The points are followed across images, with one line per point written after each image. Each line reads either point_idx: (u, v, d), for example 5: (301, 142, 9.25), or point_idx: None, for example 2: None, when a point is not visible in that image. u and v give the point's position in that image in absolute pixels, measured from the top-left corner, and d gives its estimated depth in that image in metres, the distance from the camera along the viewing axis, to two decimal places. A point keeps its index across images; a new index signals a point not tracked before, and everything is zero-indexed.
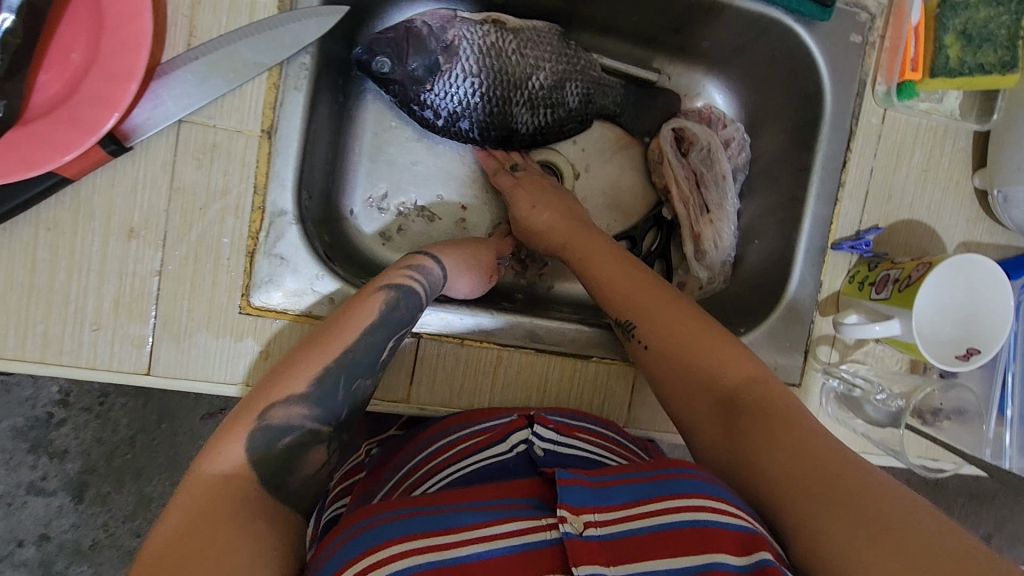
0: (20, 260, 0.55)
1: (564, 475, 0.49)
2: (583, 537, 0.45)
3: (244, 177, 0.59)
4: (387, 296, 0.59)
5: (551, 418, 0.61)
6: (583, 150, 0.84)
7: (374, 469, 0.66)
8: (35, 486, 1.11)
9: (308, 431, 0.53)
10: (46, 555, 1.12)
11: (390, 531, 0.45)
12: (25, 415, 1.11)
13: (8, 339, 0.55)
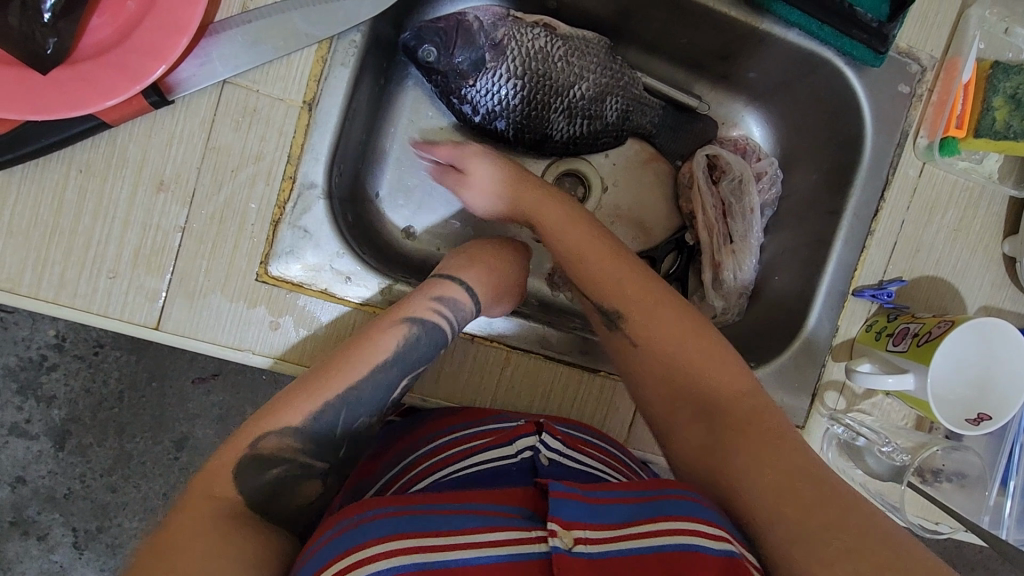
0: (49, 198, 0.55)
1: (556, 487, 0.46)
2: (571, 553, 0.43)
3: (280, 146, 0.58)
4: (409, 329, 0.60)
5: (558, 429, 0.58)
6: (615, 164, 0.84)
7: (374, 455, 0.64)
8: (18, 428, 1.11)
9: (298, 464, 0.56)
10: (20, 498, 1.12)
11: (372, 531, 0.45)
12: (18, 355, 1.11)
13: (25, 274, 0.55)
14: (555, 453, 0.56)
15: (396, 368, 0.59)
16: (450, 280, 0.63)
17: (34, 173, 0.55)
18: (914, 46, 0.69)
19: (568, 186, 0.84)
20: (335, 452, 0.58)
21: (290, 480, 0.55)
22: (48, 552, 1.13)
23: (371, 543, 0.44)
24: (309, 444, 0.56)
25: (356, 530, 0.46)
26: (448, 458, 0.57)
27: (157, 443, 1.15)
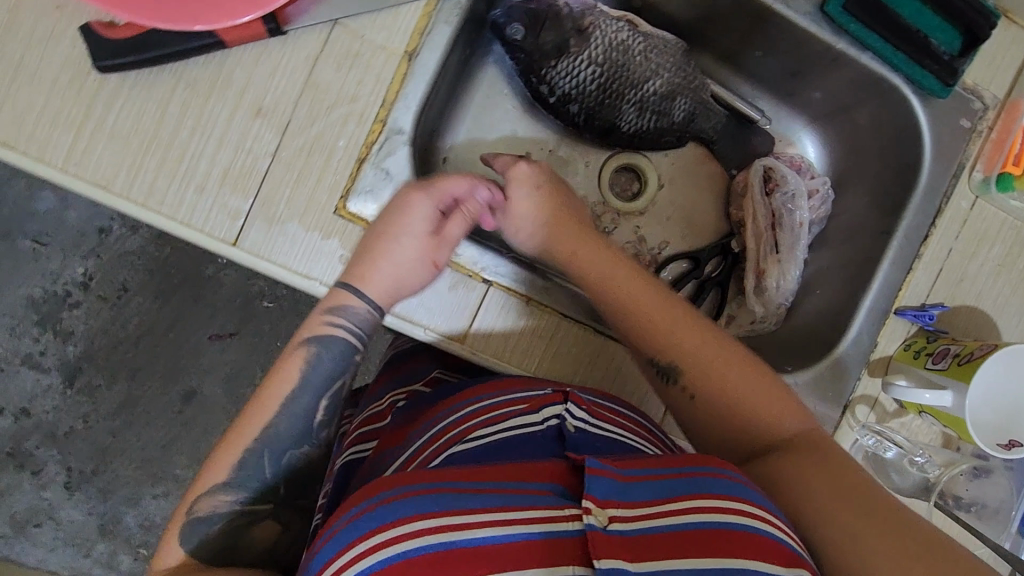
0: (153, 108, 0.58)
1: (592, 464, 0.47)
2: (606, 531, 0.44)
3: (376, 90, 0.61)
4: (309, 350, 0.61)
5: (585, 399, 0.60)
6: (673, 164, 0.87)
7: (404, 423, 0.66)
8: (32, 359, 1.25)
9: (239, 515, 0.61)
10: (21, 429, 1.26)
11: (398, 512, 0.46)
12: (45, 288, 1.24)
13: (118, 179, 0.57)
14: (580, 420, 0.57)
15: (316, 390, 0.62)
16: (338, 288, 0.60)
17: (144, 82, 0.58)
18: (980, 84, 0.72)
19: (624, 179, 0.87)
20: (274, 492, 0.62)
21: (239, 529, 0.61)
22: (39, 488, 1.27)
23: (405, 520, 0.45)
24: (243, 490, 0.61)
25: (379, 510, 0.47)
26: (477, 423, 0.58)
27: (164, 394, 1.26)
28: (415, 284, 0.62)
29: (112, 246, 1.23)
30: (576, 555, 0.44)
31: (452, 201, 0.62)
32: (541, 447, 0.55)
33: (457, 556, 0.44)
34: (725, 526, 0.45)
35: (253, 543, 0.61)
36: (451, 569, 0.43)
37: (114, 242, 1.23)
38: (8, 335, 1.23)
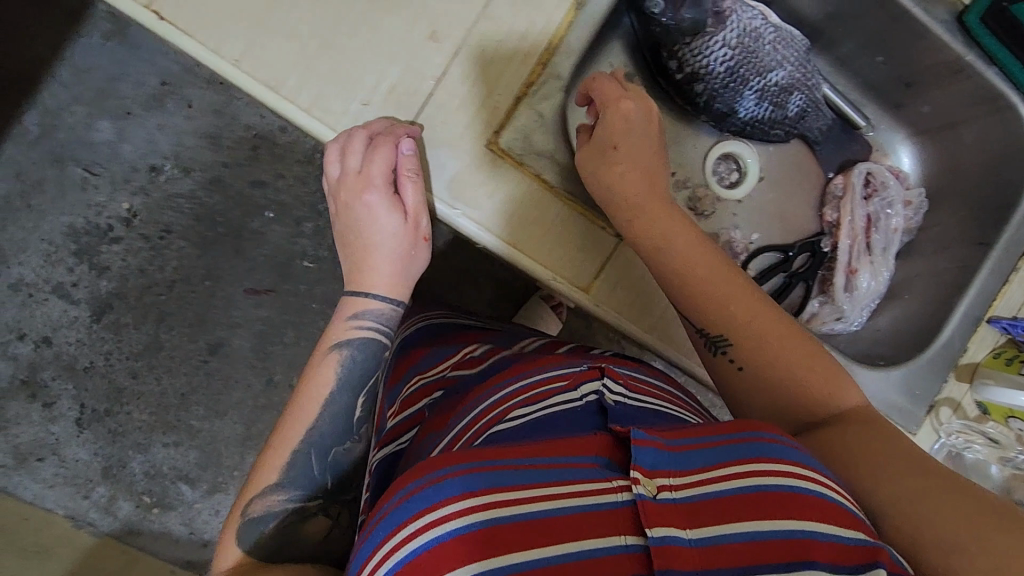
0: (333, 17, 0.59)
1: (637, 434, 0.42)
2: (657, 501, 0.40)
3: (543, 33, 0.63)
4: (340, 354, 0.63)
5: (620, 374, 0.54)
6: (774, 159, 0.89)
7: (441, 408, 0.58)
8: (62, 288, 1.16)
9: (291, 511, 0.60)
10: (39, 359, 1.16)
11: (438, 494, 0.39)
12: (87, 217, 1.17)
13: (289, 80, 0.58)
14: (620, 394, 0.51)
15: (354, 389, 0.63)
16: (351, 294, 0.64)
17: None
18: None
19: (726, 166, 0.89)
20: (323, 486, 0.62)
21: (292, 526, 0.60)
22: (48, 421, 1.16)
23: (447, 503, 0.39)
24: (294, 487, 0.61)
25: (417, 496, 0.40)
26: (513, 401, 0.51)
27: (192, 342, 1.20)
28: (417, 263, 0.64)
29: (162, 186, 1.19)
30: (630, 526, 0.39)
31: (390, 173, 0.59)
32: (582, 423, 0.48)
33: (504, 532, 0.38)
34: (784, 487, 0.41)
35: (304, 536, 0.61)
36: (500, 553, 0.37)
37: (164, 181, 1.19)
38: (44, 262, 1.16)
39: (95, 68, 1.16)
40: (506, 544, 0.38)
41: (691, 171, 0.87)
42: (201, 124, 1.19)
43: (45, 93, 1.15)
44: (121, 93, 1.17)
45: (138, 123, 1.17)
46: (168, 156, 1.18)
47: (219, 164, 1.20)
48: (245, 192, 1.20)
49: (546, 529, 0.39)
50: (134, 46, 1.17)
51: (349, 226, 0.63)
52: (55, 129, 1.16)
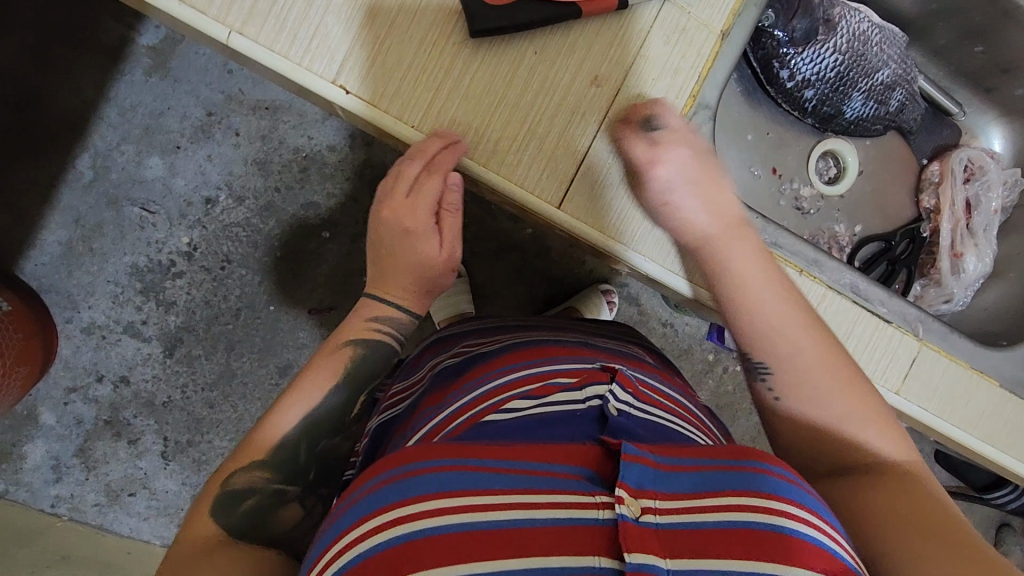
0: (504, 72, 0.60)
1: (627, 451, 0.47)
2: (638, 522, 0.43)
3: (694, 66, 0.64)
4: (354, 350, 0.66)
5: (630, 383, 0.61)
6: (869, 154, 0.93)
7: (439, 386, 0.67)
8: (133, 327, 1.18)
9: (270, 492, 0.61)
10: (120, 398, 1.18)
11: (422, 487, 0.47)
12: (148, 256, 1.18)
13: (468, 139, 0.61)
14: (623, 403, 0.57)
15: (360, 386, 0.67)
16: (366, 296, 0.67)
17: (498, 46, 0.60)
18: None
19: (826, 162, 0.92)
20: (304, 475, 0.64)
21: (269, 507, 0.60)
22: (135, 457, 1.19)
23: (416, 498, 0.46)
24: (277, 469, 0.62)
25: (402, 485, 0.47)
26: (518, 393, 0.60)
27: (262, 366, 1.21)
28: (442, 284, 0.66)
29: (217, 217, 1.19)
30: (605, 546, 0.43)
31: (436, 206, 0.62)
32: (581, 426, 0.55)
33: (452, 536, 0.44)
34: (773, 528, 0.43)
35: (277, 521, 0.60)
36: (466, 552, 0.43)
37: (220, 213, 1.18)
38: (112, 303, 1.17)
39: (139, 105, 1.16)
40: (451, 548, 0.43)
41: (796, 176, 0.90)
42: (248, 152, 1.18)
43: (94, 135, 1.15)
44: (167, 127, 1.17)
45: (187, 156, 1.17)
46: (221, 187, 1.18)
47: (271, 190, 1.19)
48: (300, 215, 1.20)
49: (497, 540, 0.44)
50: (176, 79, 1.16)
51: (379, 239, 0.64)
52: (109, 171, 1.16)
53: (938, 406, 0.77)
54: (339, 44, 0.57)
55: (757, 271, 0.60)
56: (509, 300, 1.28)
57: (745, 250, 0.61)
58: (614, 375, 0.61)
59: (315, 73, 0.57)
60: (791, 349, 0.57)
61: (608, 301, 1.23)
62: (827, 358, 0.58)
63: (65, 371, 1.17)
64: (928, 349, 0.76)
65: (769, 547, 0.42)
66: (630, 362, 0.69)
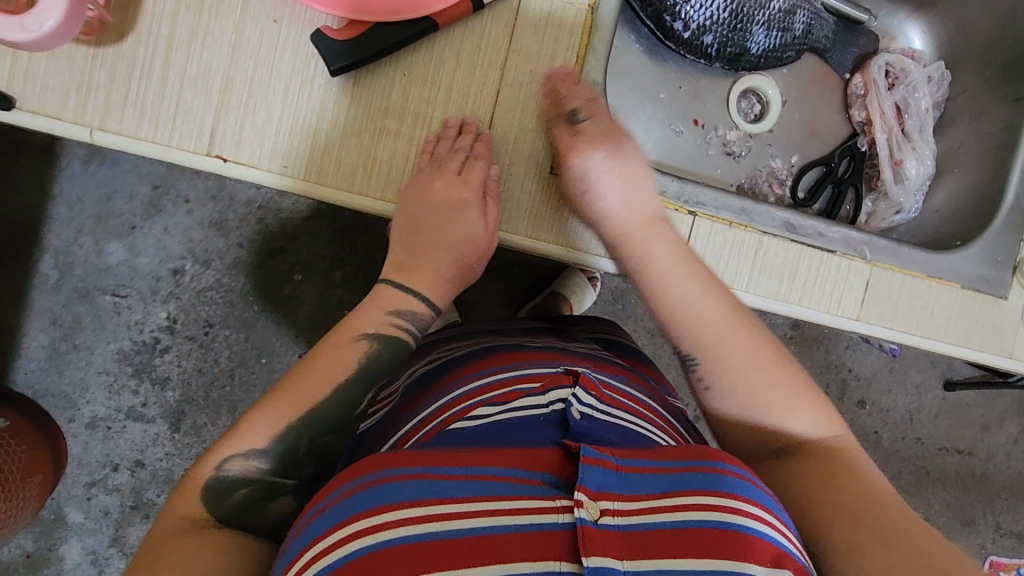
0: (376, 101, 0.59)
1: (587, 453, 0.47)
2: (598, 525, 0.43)
3: (570, 47, 0.63)
4: (366, 344, 0.61)
5: (595, 384, 0.58)
6: (791, 82, 0.90)
7: (412, 394, 0.67)
8: (135, 411, 1.19)
9: (265, 483, 0.57)
10: (140, 481, 1.20)
11: (387, 497, 0.46)
12: (132, 339, 1.19)
13: (358, 176, 0.60)
14: (588, 407, 0.55)
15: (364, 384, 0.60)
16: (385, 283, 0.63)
17: (365, 79, 0.59)
18: None
19: (748, 101, 0.90)
20: (301, 469, 0.59)
21: (260, 499, 0.56)
22: None
23: (382, 509, 0.46)
24: (276, 460, 0.57)
25: (368, 495, 0.47)
26: (484, 399, 0.59)
27: None
28: (467, 283, 0.67)
29: (188, 286, 1.19)
30: (565, 551, 0.43)
31: (482, 186, 0.62)
32: (543, 432, 0.54)
33: (418, 547, 0.44)
34: (726, 527, 0.44)
35: (266, 513, 0.57)
36: (429, 562, 0.43)
37: (190, 281, 1.19)
38: (109, 393, 1.19)
39: (85, 196, 1.16)
40: (414, 561, 0.43)
41: (722, 118, 0.88)
42: (201, 216, 1.18)
43: (50, 235, 1.16)
44: (116, 211, 1.17)
45: (144, 235, 1.17)
46: (185, 255, 1.18)
47: (234, 247, 1.19)
48: (266, 266, 1.20)
49: (459, 551, 0.43)
50: (113, 162, 1.16)
51: (413, 217, 0.61)
52: (72, 267, 1.17)
53: (904, 321, 0.76)
54: (203, 116, 0.56)
55: (686, 266, 0.62)
56: (494, 298, 1.28)
57: (664, 243, 0.63)
58: (577, 379, 0.58)
59: (186, 149, 0.56)
60: (727, 353, 0.59)
61: (590, 278, 1.22)
62: (749, 350, 0.59)
63: (81, 468, 1.19)
64: (879, 267, 0.75)
65: (726, 548, 0.43)
66: (595, 363, 0.68)
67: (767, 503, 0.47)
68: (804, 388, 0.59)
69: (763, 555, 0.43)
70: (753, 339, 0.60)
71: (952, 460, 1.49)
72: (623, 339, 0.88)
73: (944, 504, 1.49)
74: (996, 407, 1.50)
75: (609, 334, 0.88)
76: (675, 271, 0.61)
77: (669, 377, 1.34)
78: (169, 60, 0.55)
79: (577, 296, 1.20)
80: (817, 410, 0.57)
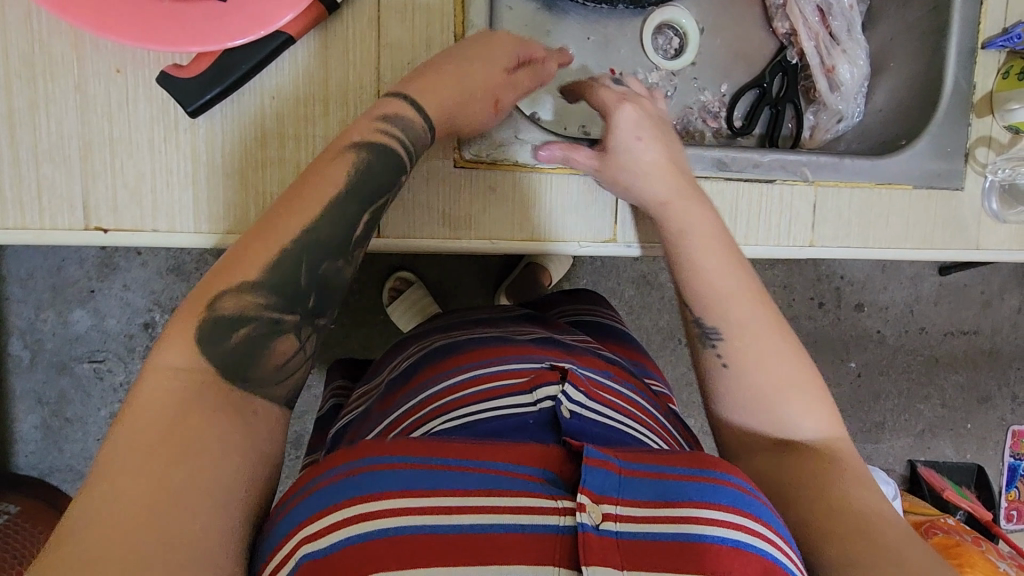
0: (250, 131, 0.55)
1: (590, 454, 0.46)
2: (599, 531, 0.42)
3: (444, 29, 0.59)
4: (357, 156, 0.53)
5: (583, 380, 0.58)
6: (704, 7, 0.84)
7: (390, 389, 0.67)
8: None
9: (266, 319, 0.50)
10: None
11: (385, 483, 0.44)
12: (121, 400, 1.17)
13: (251, 214, 0.56)
14: (575, 405, 0.55)
15: (360, 201, 0.54)
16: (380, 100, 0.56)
17: (233, 111, 0.55)
18: None
19: (664, 37, 0.84)
20: (303, 302, 0.51)
21: (262, 338, 0.49)
22: None
23: (381, 495, 0.43)
24: (273, 293, 0.50)
25: (366, 478, 0.45)
26: (472, 394, 0.58)
27: None
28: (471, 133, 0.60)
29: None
30: (562, 557, 0.41)
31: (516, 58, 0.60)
32: (535, 433, 0.53)
33: (415, 539, 0.41)
34: (730, 540, 0.43)
35: (270, 355, 0.49)
36: (427, 559, 0.41)
37: (163, 331, 1.16)
38: None
39: (34, 271, 1.13)
40: (410, 554, 0.41)
41: (643, 57, 0.83)
42: (157, 264, 1.15)
43: (11, 317, 1.13)
44: (70, 278, 1.13)
45: (104, 296, 1.14)
46: (152, 307, 1.16)
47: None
48: None
49: (456, 547, 0.41)
50: None
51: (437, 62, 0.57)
52: (42, 342, 1.14)
53: (860, 236, 0.73)
54: (70, 190, 0.53)
55: (716, 239, 0.63)
56: (469, 283, 1.24)
57: (699, 209, 0.63)
58: (565, 375, 0.57)
59: (63, 228, 0.53)
60: (750, 337, 0.60)
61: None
62: (790, 355, 0.60)
63: None
64: (824, 186, 0.72)
65: (727, 562, 0.42)
66: (580, 357, 0.66)
67: (769, 518, 0.46)
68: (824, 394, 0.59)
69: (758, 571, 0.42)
70: (790, 345, 0.60)
71: (959, 342, 1.48)
72: (606, 317, 0.86)
73: (958, 387, 1.49)
74: (992, 283, 1.48)
75: (593, 315, 0.86)
76: (709, 237, 0.62)
77: (661, 323, 1.32)
78: (15, 138, 0.52)
79: (555, 260, 1.19)
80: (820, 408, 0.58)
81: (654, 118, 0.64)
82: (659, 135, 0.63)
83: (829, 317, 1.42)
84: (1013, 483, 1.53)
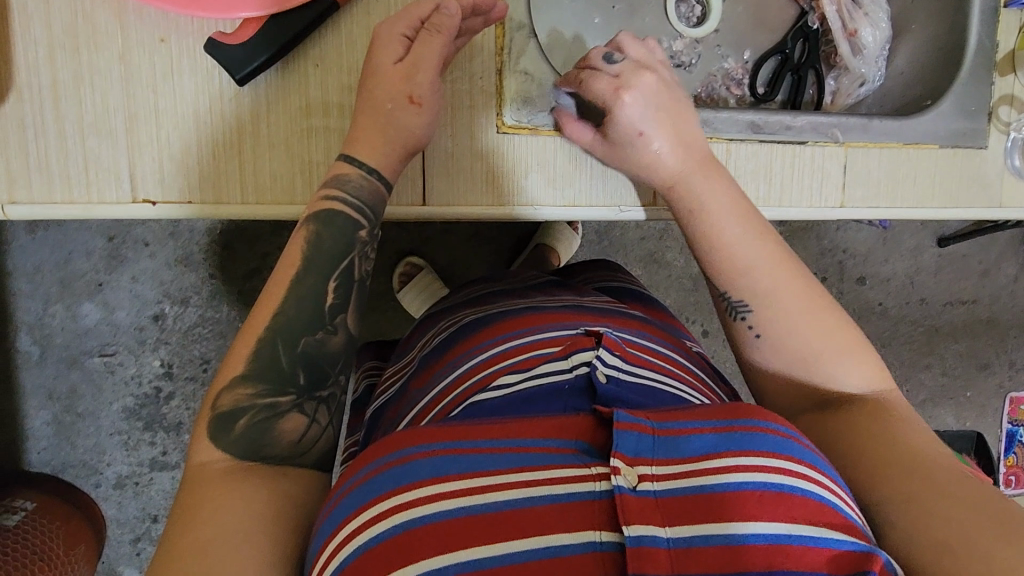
0: (295, 100, 0.56)
1: (621, 418, 0.46)
2: (637, 492, 0.42)
3: None
4: (309, 226, 0.56)
5: (618, 344, 0.58)
6: None
7: (423, 366, 0.67)
8: (158, 461, 1.18)
9: (262, 406, 0.54)
10: None
11: (416, 474, 0.45)
12: (134, 393, 1.16)
13: (297, 184, 0.57)
14: (612, 368, 0.55)
15: (324, 271, 0.57)
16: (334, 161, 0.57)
17: (277, 80, 0.55)
18: None
19: (687, 5, 0.84)
20: (294, 381, 0.55)
21: (263, 424, 0.53)
22: None
23: (413, 485, 0.44)
24: (262, 380, 0.54)
25: (396, 471, 0.45)
26: (505, 367, 0.58)
27: None
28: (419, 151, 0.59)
29: (174, 328, 1.16)
30: (604, 521, 0.42)
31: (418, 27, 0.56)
32: (570, 399, 0.54)
33: (454, 522, 0.42)
34: (770, 485, 0.43)
35: (278, 436, 0.53)
36: (469, 539, 0.42)
37: (175, 322, 1.16)
38: (126, 451, 1.17)
39: (42, 264, 1.11)
40: (451, 537, 0.42)
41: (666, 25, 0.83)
42: (167, 255, 1.14)
43: (20, 312, 1.12)
44: (78, 271, 1.12)
45: (114, 288, 1.13)
46: (161, 298, 1.15)
47: (208, 278, 1.15)
48: (247, 289, 1.16)
49: (497, 523, 0.42)
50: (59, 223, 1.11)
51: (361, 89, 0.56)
52: (51, 337, 1.13)
53: (888, 196, 0.74)
54: (116, 162, 0.54)
55: (740, 212, 0.63)
56: (481, 265, 1.24)
57: (717, 185, 0.63)
58: (599, 340, 0.58)
59: (110, 202, 0.54)
60: (784, 307, 0.60)
61: (573, 226, 1.21)
62: (833, 326, 0.60)
63: (120, 529, 1.18)
64: (855, 147, 0.72)
65: (770, 508, 0.42)
66: (612, 320, 0.66)
67: (811, 460, 0.46)
68: (871, 363, 0.60)
69: (802, 513, 0.42)
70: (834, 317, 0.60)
71: (960, 312, 1.51)
72: (631, 284, 0.87)
73: (959, 356, 1.52)
74: (992, 252, 1.50)
75: (618, 281, 0.87)
76: (732, 214, 0.62)
77: (670, 301, 1.33)
78: (60, 111, 0.52)
79: (565, 241, 1.19)
80: (861, 363, 0.60)
81: (671, 98, 0.63)
82: (670, 116, 0.62)
83: (833, 290, 1.44)
84: (1011, 448, 1.57)
